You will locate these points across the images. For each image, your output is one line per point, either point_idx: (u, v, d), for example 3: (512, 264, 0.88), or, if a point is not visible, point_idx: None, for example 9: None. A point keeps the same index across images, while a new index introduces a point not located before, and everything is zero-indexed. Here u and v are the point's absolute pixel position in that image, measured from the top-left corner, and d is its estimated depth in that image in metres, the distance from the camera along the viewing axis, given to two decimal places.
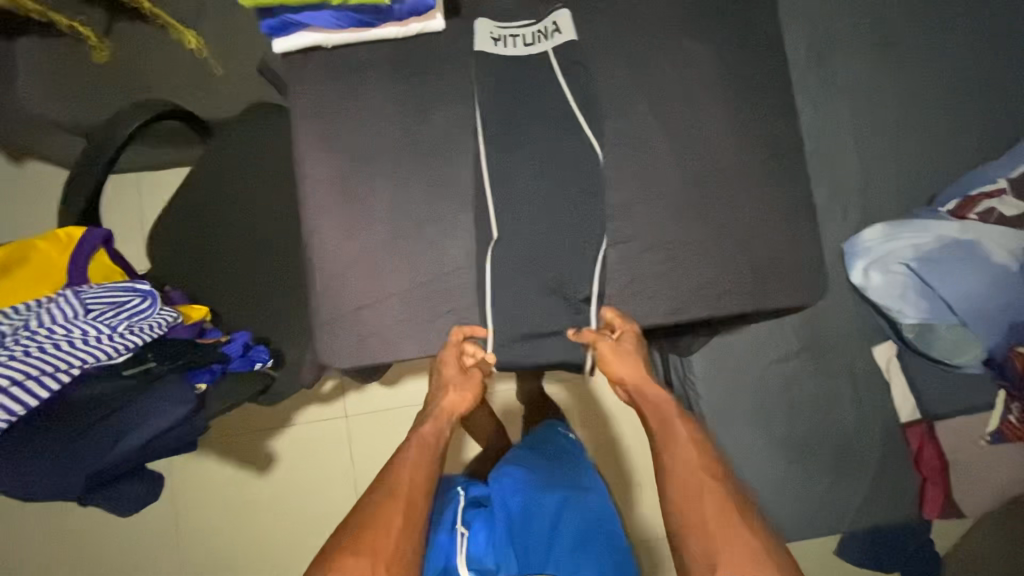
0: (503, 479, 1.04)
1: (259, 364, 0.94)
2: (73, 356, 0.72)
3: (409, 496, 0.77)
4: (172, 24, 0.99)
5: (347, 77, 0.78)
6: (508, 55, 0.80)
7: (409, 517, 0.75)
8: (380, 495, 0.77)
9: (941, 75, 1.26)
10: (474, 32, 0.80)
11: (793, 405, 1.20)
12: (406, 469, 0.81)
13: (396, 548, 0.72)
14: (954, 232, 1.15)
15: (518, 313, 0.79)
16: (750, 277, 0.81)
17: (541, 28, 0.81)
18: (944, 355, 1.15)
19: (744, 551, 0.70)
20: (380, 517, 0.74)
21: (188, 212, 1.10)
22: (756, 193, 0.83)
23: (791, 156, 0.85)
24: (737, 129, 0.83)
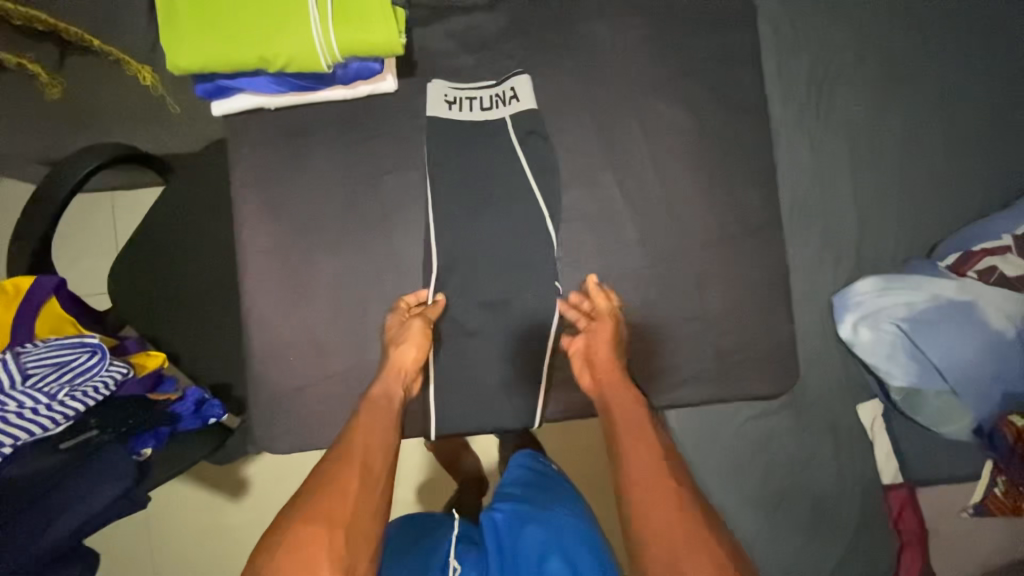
0: (492, 516, 0.90)
1: (213, 420, 0.91)
2: (6, 435, 0.71)
3: (365, 458, 0.71)
4: (126, 61, 0.93)
5: (296, 152, 0.82)
6: (464, 118, 0.84)
7: (366, 482, 0.69)
8: (333, 463, 0.71)
9: (950, 117, 1.18)
10: (428, 96, 0.83)
11: (770, 462, 1.15)
12: (360, 432, 0.74)
13: (355, 512, 0.66)
14: (952, 292, 1.09)
15: (459, 379, 0.86)
16: (697, 356, 0.85)
17: (499, 93, 0.84)
18: (930, 423, 1.10)
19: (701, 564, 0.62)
20: (336, 482, 0.68)
21: (141, 249, 1.04)
22: (705, 266, 0.85)
23: (745, 234, 0.86)
24: (692, 204, 0.85)
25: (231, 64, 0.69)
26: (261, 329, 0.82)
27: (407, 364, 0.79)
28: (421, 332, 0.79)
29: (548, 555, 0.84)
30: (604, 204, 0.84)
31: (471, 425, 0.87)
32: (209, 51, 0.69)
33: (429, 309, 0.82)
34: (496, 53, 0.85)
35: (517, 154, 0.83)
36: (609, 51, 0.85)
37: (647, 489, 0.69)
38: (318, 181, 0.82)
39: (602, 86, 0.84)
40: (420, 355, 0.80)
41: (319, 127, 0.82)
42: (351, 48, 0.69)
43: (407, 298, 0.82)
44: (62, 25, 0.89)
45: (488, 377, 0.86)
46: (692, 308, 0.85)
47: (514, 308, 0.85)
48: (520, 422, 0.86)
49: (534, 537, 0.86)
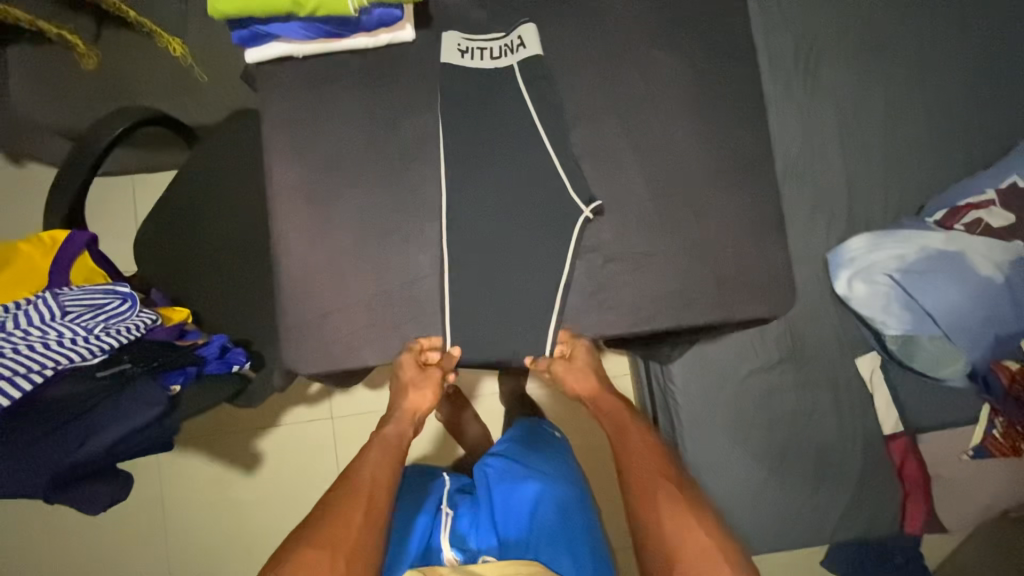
0: (485, 470, 1.02)
1: (237, 366, 0.96)
2: (48, 358, 0.75)
3: (371, 492, 0.81)
4: (158, 32, 1.01)
5: (320, 100, 0.88)
6: (475, 66, 0.90)
7: (368, 516, 0.78)
8: (342, 494, 0.81)
9: (932, 78, 1.25)
10: (442, 44, 0.89)
11: (773, 414, 1.18)
12: (369, 469, 0.86)
13: (356, 542, 0.74)
14: (941, 243, 1.14)
15: (473, 316, 0.88)
16: (704, 289, 0.89)
17: (508, 42, 0.90)
18: (927, 369, 1.14)
19: (697, 550, 0.76)
20: (341, 514, 0.77)
21: (171, 214, 1.11)
22: (705, 202, 0.90)
23: (740, 170, 0.91)
24: (692, 143, 0.91)
25: (267, 8, 0.78)
26: (287, 266, 0.87)
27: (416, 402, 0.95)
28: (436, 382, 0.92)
29: (539, 502, 0.96)
30: (609, 146, 0.90)
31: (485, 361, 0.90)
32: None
33: (445, 359, 0.88)
34: (507, 8, 0.92)
35: (525, 100, 0.89)
36: (609, 6, 0.92)
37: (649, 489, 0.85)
38: (340, 128, 0.88)
39: (604, 37, 0.91)
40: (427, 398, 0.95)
41: (341, 77, 0.88)
42: None
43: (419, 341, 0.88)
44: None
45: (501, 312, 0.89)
46: (693, 243, 0.89)
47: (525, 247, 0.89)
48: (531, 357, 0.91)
49: (526, 491, 0.97)
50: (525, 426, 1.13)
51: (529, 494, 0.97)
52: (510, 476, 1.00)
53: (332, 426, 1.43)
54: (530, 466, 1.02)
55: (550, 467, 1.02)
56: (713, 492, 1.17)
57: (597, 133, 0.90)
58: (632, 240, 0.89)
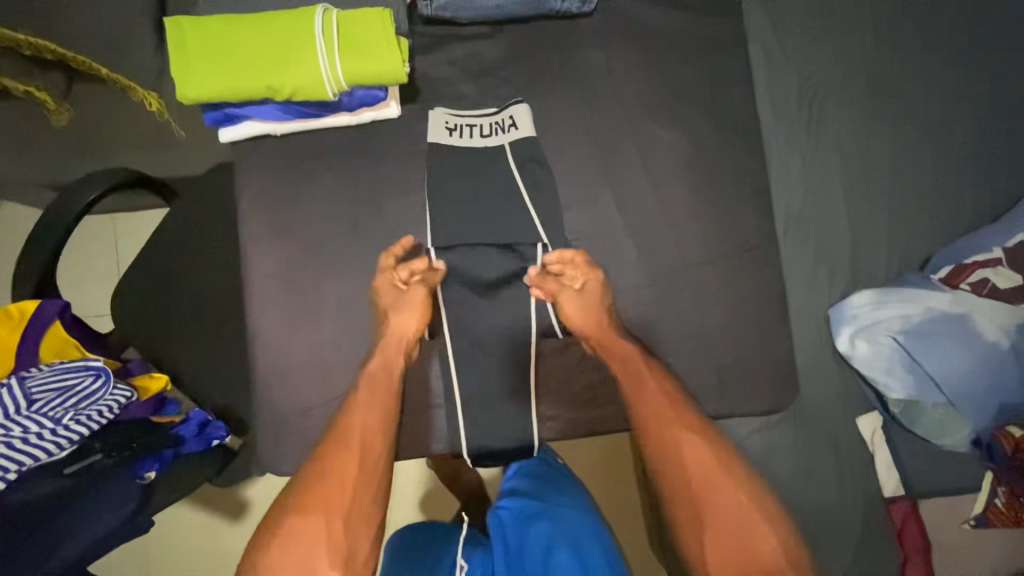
0: (498, 514, 0.88)
1: (216, 441, 0.92)
2: (10, 461, 0.71)
3: (363, 442, 0.76)
4: (131, 87, 0.92)
5: (301, 175, 0.84)
6: (462, 144, 0.86)
7: (362, 474, 0.75)
8: (330, 452, 0.75)
9: (940, 129, 1.21)
10: (429, 122, 0.85)
11: (772, 478, 1.15)
12: (358, 416, 0.78)
13: (349, 504, 0.72)
14: (946, 305, 1.11)
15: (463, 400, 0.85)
16: (702, 373, 0.86)
17: (499, 120, 0.86)
18: (929, 434, 1.11)
19: (729, 504, 0.75)
20: (334, 472, 0.74)
21: (148, 272, 1.06)
22: (703, 282, 0.87)
23: (741, 248, 0.87)
24: (691, 219, 0.87)
25: (240, 93, 0.72)
26: (267, 350, 0.83)
27: (408, 327, 0.82)
28: (422, 303, 0.82)
29: (553, 545, 0.82)
30: (604, 224, 0.86)
31: (475, 444, 0.87)
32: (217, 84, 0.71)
33: (430, 276, 0.83)
34: (498, 78, 0.88)
35: (516, 179, 0.86)
36: (606, 78, 0.87)
37: (665, 435, 0.80)
38: (323, 205, 0.84)
39: (601, 111, 0.87)
40: (418, 321, 0.82)
41: (325, 151, 0.84)
42: (355, 77, 0.72)
43: (410, 244, 0.83)
44: (67, 53, 0.89)
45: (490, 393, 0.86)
46: (691, 325, 0.86)
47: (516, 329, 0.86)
48: (518, 442, 0.88)
49: (541, 533, 0.83)
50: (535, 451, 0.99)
51: (542, 539, 0.83)
52: (524, 520, 0.85)
53: None
54: (545, 502, 0.88)
55: (564, 499, 0.89)
56: None
57: (592, 211, 0.86)
58: (627, 321, 0.86)
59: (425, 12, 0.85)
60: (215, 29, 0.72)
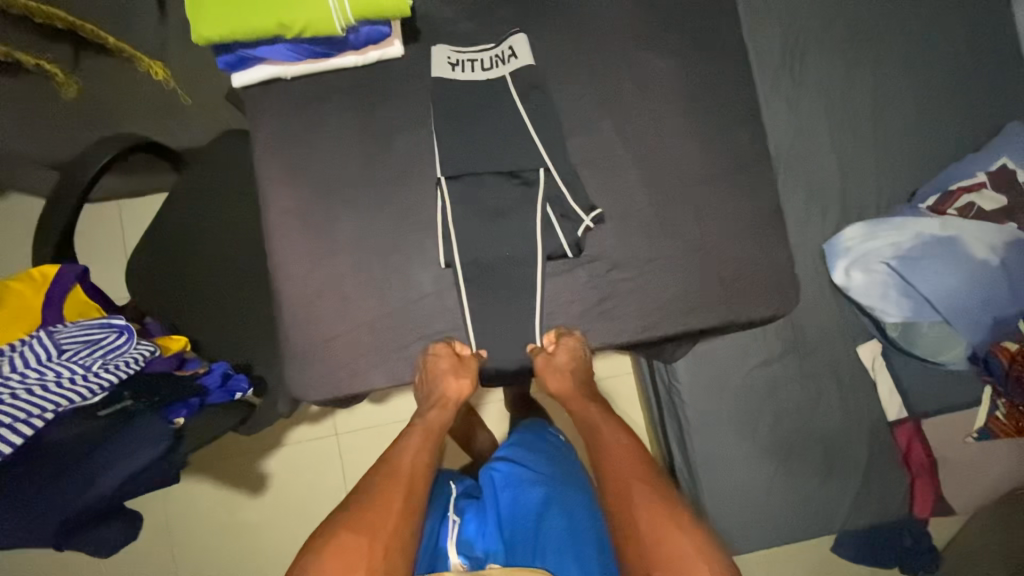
0: (492, 474, 1.00)
1: (239, 394, 0.94)
2: (47, 401, 0.73)
3: (410, 479, 0.84)
4: (138, 56, 0.96)
5: (312, 122, 0.87)
6: (466, 78, 0.90)
7: (406, 504, 0.79)
8: (381, 478, 0.83)
9: (917, 64, 1.26)
10: (433, 57, 0.89)
11: (779, 408, 1.19)
12: (408, 455, 0.88)
13: (393, 529, 0.76)
14: (935, 229, 1.15)
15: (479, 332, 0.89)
16: (707, 291, 0.89)
17: (499, 53, 0.90)
18: (927, 353, 1.15)
19: (687, 554, 0.71)
20: (381, 500, 0.79)
21: (162, 240, 1.09)
22: (700, 205, 0.91)
23: (734, 173, 0.92)
24: (686, 146, 0.91)
25: (252, 31, 0.77)
26: (288, 291, 0.86)
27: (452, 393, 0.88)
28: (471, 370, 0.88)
29: (544, 508, 0.94)
30: (604, 152, 0.90)
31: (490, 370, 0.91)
32: (231, 24, 0.76)
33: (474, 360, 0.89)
34: (495, 15, 0.92)
35: (518, 108, 0.89)
36: (597, 9, 0.92)
37: (623, 476, 0.83)
38: (334, 150, 0.87)
39: (593, 42, 0.91)
40: (464, 388, 0.88)
41: (332, 98, 0.88)
42: (361, 10, 0.77)
43: (453, 340, 0.88)
44: (77, 22, 0.91)
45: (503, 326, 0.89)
46: (693, 244, 0.90)
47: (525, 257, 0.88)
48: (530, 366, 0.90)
49: (534, 495, 0.96)
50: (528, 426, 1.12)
51: (535, 498, 0.96)
52: (519, 483, 0.98)
53: (338, 444, 1.42)
54: (538, 472, 1.00)
55: (551, 468, 1.01)
56: (725, 489, 1.17)
57: (591, 138, 0.90)
58: (632, 247, 0.89)
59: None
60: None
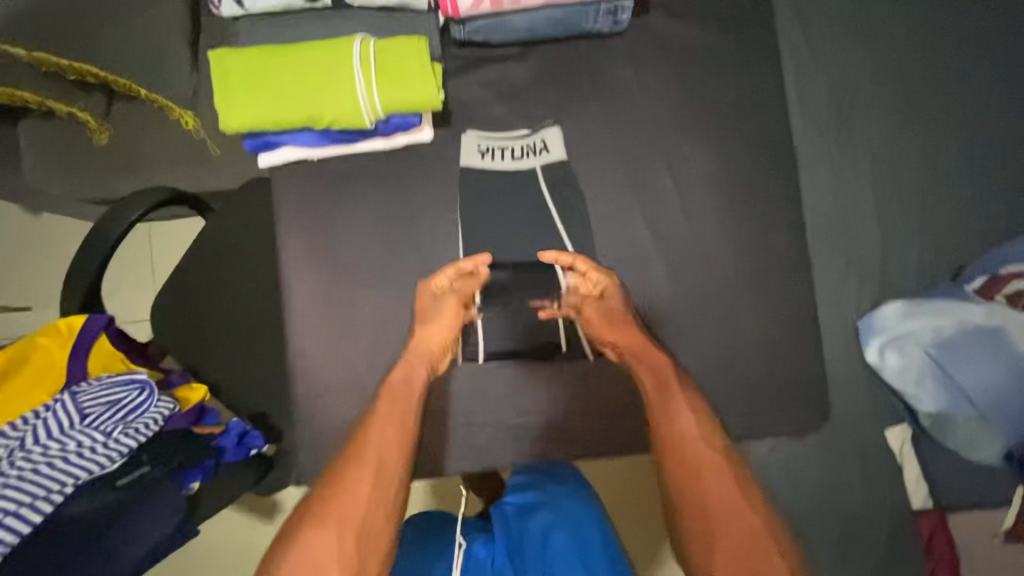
0: (503, 505, 0.92)
1: (254, 450, 0.95)
2: (66, 475, 0.74)
3: (379, 463, 0.71)
4: (169, 107, 0.96)
5: (361, 200, 1.06)
6: (500, 165, 1.03)
7: (383, 480, 0.70)
8: (341, 470, 0.70)
9: (976, 133, 1.18)
10: (464, 146, 1.03)
11: (797, 487, 1.16)
12: (375, 439, 0.73)
13: (367, 514, 0.66)
14: (979, 318, 1.08)
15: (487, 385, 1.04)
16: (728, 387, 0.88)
17: (532, 144, 1.02)
18: (959, 447, 1.09)
19: (755, 538, 0.64)
20: (344, 488, 0.68)
21: (174, 283, 1.05)
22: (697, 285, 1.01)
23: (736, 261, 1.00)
24: (687, 233, 1.00)
25: (286, 124, 0.90)
26: (334, 336, 1.08)
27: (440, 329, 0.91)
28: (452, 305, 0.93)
29: (554, 530, 0.87)
30: (618, 232, 1.01)
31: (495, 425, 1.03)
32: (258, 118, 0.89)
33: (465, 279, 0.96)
34: (529, 100, 1.04)
35: (545, 195, 1.02)
36: (632, 98, 1.03)
37: (700, 433, 0.73)
38: (370, 222, 1.06)
39: (620, 132, 1.02)
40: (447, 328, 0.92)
41: (369, 176, 1.05)
42: (388, 106, 0.90)
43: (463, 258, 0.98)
44: (109, 77, 0.92)
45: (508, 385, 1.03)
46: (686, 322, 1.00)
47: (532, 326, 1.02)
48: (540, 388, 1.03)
49: (545, 518, 0.88)
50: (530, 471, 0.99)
51: (545, 521, 0.88)
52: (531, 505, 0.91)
53: None
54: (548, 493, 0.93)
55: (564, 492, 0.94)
56: None
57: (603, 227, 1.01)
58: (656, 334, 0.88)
59: (458, 36, 1.00)
60: (265, 56, 0.90)
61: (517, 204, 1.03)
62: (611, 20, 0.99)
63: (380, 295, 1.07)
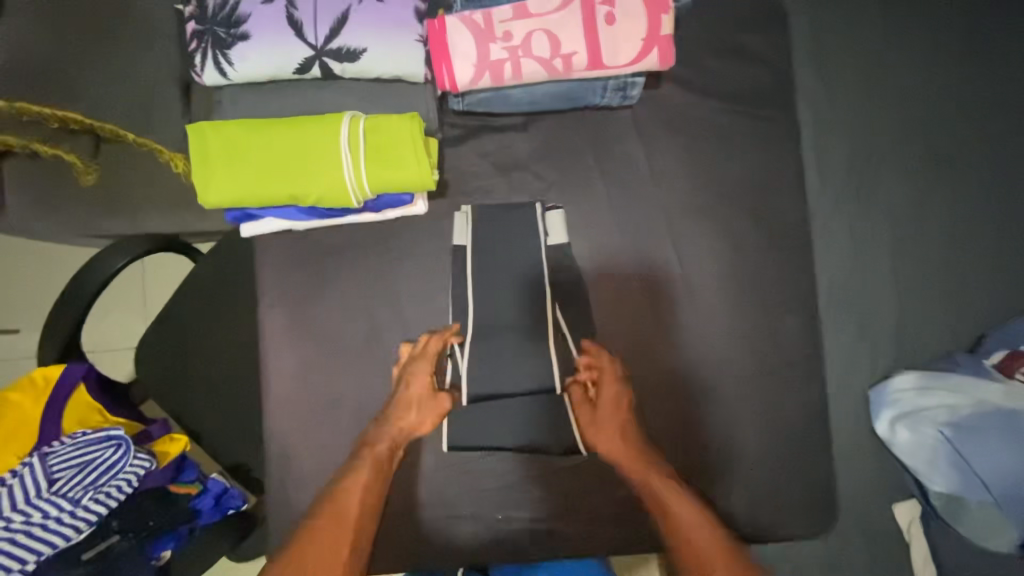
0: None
1: (232, 510, 0.93)
2: (29, 551, 0.72)
3: (356, 524, 0.89)
4: (158, 151, 0.93)
5: (357, 256, 1.02)
6: (490, 236, 0.99)
7: (353, 546, 0.87)
8: (325, 522, 0.88)
9: (1000, 199, 1.13)
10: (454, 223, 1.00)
11: (798, 560, 1.12)
12: (356, 495, 0.91)
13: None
14: (999, 398, 1.02)
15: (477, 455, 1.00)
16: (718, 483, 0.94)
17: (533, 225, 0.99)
18: (974, 536, 1.01)
19: None
20: (322, 556, 0.85)
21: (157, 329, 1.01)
22: (691, 356, 1.01)
23: (728, 343, 1.02)
24: (673, 310, 1.02)
25: (263, 201, 0.87)
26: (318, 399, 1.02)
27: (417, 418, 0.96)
28: (435, 406, 0.97)
29: None
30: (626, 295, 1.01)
31: (487, 492, 1.00)
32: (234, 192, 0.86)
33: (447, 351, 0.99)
34: (530, 168, 1.03)
35: (543, 273, 0.98)
36: (636, 164, 1.02)
37: (682, 512, 0.89)
38: (358, 276, 1.02)
39: (622, 200, 1.02)
40: (426, 413, 0.97)
41: (362, 235, 1.02)
42: (377, 188, 0.86)
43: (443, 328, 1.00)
44: (93, 123, 0.91)
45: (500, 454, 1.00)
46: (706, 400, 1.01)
47: (523, 391, 0.98)
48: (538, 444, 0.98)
49: None
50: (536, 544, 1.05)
51: None
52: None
53: None
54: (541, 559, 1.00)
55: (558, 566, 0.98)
56: None
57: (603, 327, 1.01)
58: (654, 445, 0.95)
59: (457, 107, 0.98)
60: (237, 138, 0.87)
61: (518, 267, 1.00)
62: (620, 95, 0.97)
63: (370, 362, 1.03)
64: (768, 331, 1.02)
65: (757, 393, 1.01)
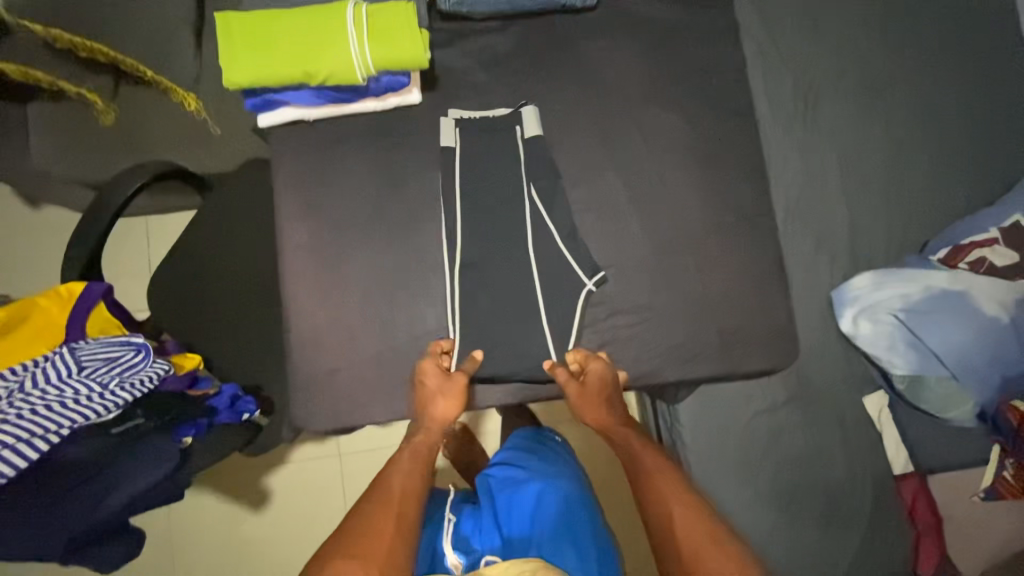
0: (488, 479, 1.00)
1: (246, 414, 0.99)
2: (63, 417, 0.76)
3: (401, 498, 0.83)
4: (173, 88, 1.06)
5: (351, 176, 1.10)
6: (478, 157, 1.11)
7: (400, 527, 0.78)
8: (374, 503, 0.81)
9: (932, 117, 1.27)
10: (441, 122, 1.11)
11: (783, 456, 1.16)
12: (398, 477, 0.88)
13: (389, 551, 0.73)
14: (944, 283, 1.15)
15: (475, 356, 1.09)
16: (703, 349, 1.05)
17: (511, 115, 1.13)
18: (934, 409, 1.15)
19: None
20: (373, 526, 0.76)
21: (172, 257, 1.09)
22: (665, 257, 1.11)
23: (698, 244, 1.12)
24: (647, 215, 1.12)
25: (279, 81, 0.98)
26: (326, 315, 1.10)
27: (441, 413, 1.01)
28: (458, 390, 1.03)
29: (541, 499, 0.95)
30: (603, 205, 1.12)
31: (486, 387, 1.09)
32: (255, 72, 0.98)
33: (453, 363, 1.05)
34: (511, 97, 1.14)
35: (526, 178, 1.11)
36: (605, 90, 1.14)
37: (686, 518, 0.80)
38: (351, 197, 1.09)
39: (594, 122, 1.14)
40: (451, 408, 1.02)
41: (355, 156, 1.10)
42: (382, 63, 0.99)
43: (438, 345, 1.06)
44: (121, 57, 1.05)
45: (496, 353, 1.08)
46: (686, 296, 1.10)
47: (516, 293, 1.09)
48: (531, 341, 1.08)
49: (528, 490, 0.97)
50: (529, 436, 1.12)
51: (528, 492, 0.96)
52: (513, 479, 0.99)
53: (340, 463, 1.43)
54: (530, 468, 1.01)
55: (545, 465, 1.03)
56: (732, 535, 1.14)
57: (588, 239, 1.11)
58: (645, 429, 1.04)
59: (445, 6, 1.13)
60: (260, 25, 0.98)
61: (505, 183, 1.11)
62: None
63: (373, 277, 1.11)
64: (733, 232, 1.13)
65: (727, 288, 1.11)
